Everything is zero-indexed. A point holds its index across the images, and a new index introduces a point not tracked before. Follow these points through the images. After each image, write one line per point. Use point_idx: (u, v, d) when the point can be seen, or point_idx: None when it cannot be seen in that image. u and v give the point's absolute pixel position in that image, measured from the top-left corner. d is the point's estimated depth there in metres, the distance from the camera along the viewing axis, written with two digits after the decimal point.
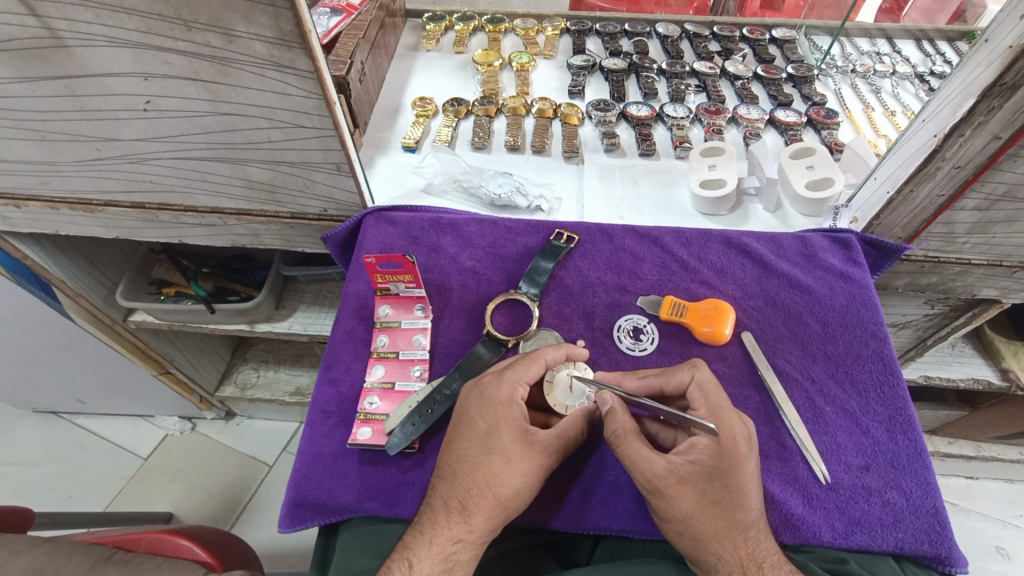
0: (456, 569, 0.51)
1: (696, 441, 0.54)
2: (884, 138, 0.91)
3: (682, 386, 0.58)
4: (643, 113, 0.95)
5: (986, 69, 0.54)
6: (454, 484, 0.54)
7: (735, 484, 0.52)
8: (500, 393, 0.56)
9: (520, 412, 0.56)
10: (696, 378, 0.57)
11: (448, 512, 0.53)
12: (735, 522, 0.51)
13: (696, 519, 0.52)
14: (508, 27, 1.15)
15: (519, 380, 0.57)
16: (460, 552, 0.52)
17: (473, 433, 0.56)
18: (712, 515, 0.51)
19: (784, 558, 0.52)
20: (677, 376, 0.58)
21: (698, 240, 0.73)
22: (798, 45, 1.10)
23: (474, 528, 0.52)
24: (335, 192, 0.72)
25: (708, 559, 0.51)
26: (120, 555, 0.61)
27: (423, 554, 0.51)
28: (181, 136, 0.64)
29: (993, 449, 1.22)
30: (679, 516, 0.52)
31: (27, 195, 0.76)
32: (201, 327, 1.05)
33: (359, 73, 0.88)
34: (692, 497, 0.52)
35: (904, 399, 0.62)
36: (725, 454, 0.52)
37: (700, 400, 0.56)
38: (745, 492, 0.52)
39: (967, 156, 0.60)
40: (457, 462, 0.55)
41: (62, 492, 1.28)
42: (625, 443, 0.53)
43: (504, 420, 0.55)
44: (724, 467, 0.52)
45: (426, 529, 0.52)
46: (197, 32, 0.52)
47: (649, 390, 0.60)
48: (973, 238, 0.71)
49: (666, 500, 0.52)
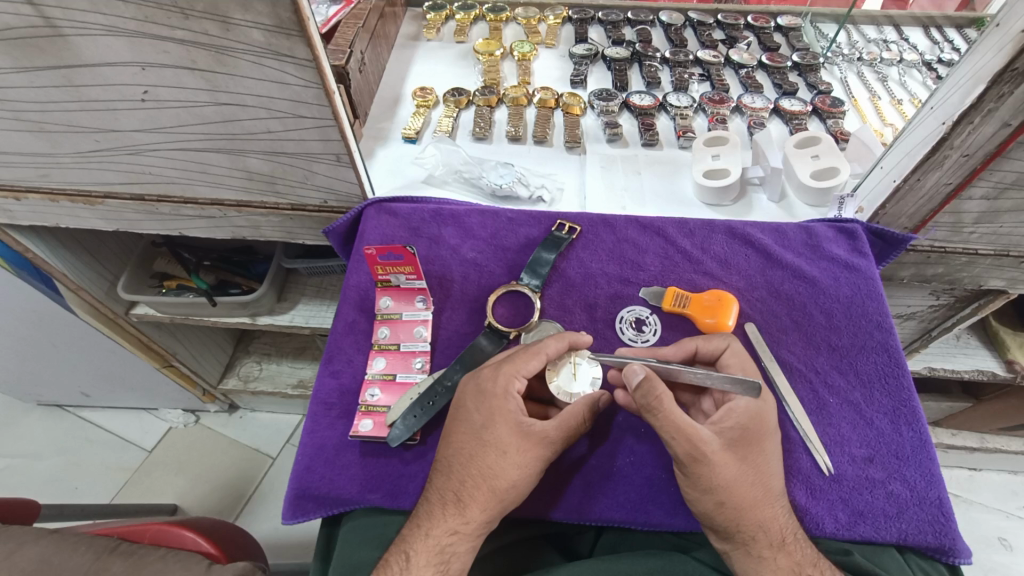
0: (453, 560, 0.52)
1: (733, 406, 0.54)
2: (890, 127, 0.90)
3: (716, 352, 0.60)
4: (646, 102, 0.94)
5: (997, 54, 0.53)
6: (451, 476, 0.54)
7: (769, 450, 0.54)
8: (497, 385, 0.56)
9: (517, 405, 0.55)
10: (732, 345, 0.60)
11: (444, 504, 0.53)
12: (769, 490, 0.53)
13: (738, 487, 0.51)
14: (509, 16, 1.14)
15: (518, 374, 0.57)
16: (457, 544, 0.52)
17: (469, 426, 0.55)
18: (752, 482, 0.52)
19: (801, 538, 0.52)
20: (714, 342, 0.60)
21: (701, 230, 0.72)
22: (804, 32, 1.08)
23: (471, 519, 0.52)
24: (336, 184, 0.71)
25: (749, 529, 0.51)
26: (124, 546, 0.61)
27: (420, 547, 0.51)
28: (179, 127, 0.64)
29: (997, 441, 1.21)
30: (721, 486, 0.51)
31: (26, 187, 0.76)
32: (202, 320, 1.05)
33: (358, 63, 0.87)
34: (734, 465, 0.51)
35: (909, 390, 0.62)
36: (761, 420, 0.54)
37: (735, 364, 0.59)
38: (772, 459, 0.54)
39: (976, 144, 0.59)
40: (455, 453, 0.55)
41: (67, 484, 1.29)
42: (673, 410, 0.50)
43: (500, 413, 0.55)
44: (761, 432, 0.54)
45: (424, 521, 0.53)
46: (194, 20, 0.52)
47: (683, 356, 0.61)
48: (981, 228, 0.70)
49: (712, 467, 0.50)
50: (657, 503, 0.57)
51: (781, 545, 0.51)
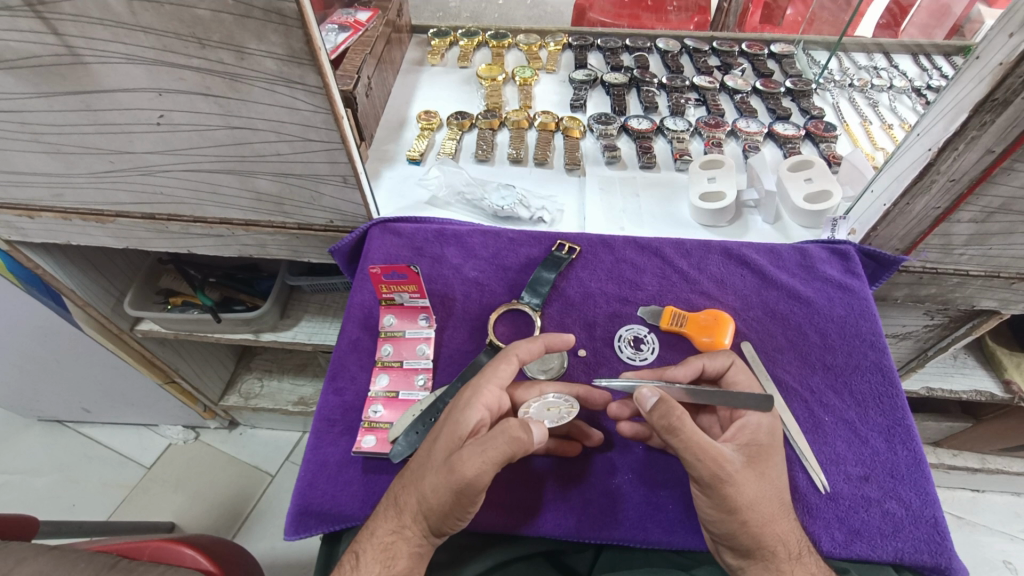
0: (398, 560, 0.51)
1: (745, 423, 0.56)
2: (882, 151, 0.92)
3: (724, 368, 0.61)
4: (644, 126, 0.96)
5: (978, 85, 0.55)
6: (401, 478, 0.54)
7: (781, 462, 0.55)
8: (464, 395, 0.55)
9: (465, 417, 0.53)
10: (737, 361, 0.61)
11: (388, 504, 0.53)
12: (784, 503, 0.54)
13: (760, 504, 0.51)
14: (511, 43, 1.17)
15: (489, 386, 0.55)
16: (396, 544, 0.52)
17: (431, 433, 0.55)
18: (770, 498, 0.52)
19: (815, 553, 0.54)
20: (721, 358, 0.61)
21: (698, 251, 0.74)
22: (796, 59, 1.12)
23: (404, 523, 0.52)
24: (342, 205, 0.74)
25: (769, 546, 0.51)
26: (124, 563, 0.62)
27: (367, 545, 0.52)
28: (192, 149, 0.66)
29: (998, 462, 1.21)
30: (745, 505, 0.51)
31: (40, 206, 0.78)
32: (206, 336, 1.06)
33: (365, 87, 0.90)
34: (754, 482, 0.52)
35: (903, 409, 0.63)
36: (771, 434, 0.56)
37: (744, 381, 0.60)
38: (784, 471, 0.55)
39: (962, 169, 0.61)
40: (414, 459, 0.55)
41: (66, 500, 1.29)
42: (694, 431, 0.50)
43: (447, 423, 0.53)
44: (772, 446, 0.55)
45: (372, 521, 0.54)
46: (210, 50, 0.54)
47: (693, 375, 0.61)
48: (970, 250, 0.72)
49: (735, 487, 0.50)
50: (655, 520, 0.58)
51: (799, 558, 0.52)
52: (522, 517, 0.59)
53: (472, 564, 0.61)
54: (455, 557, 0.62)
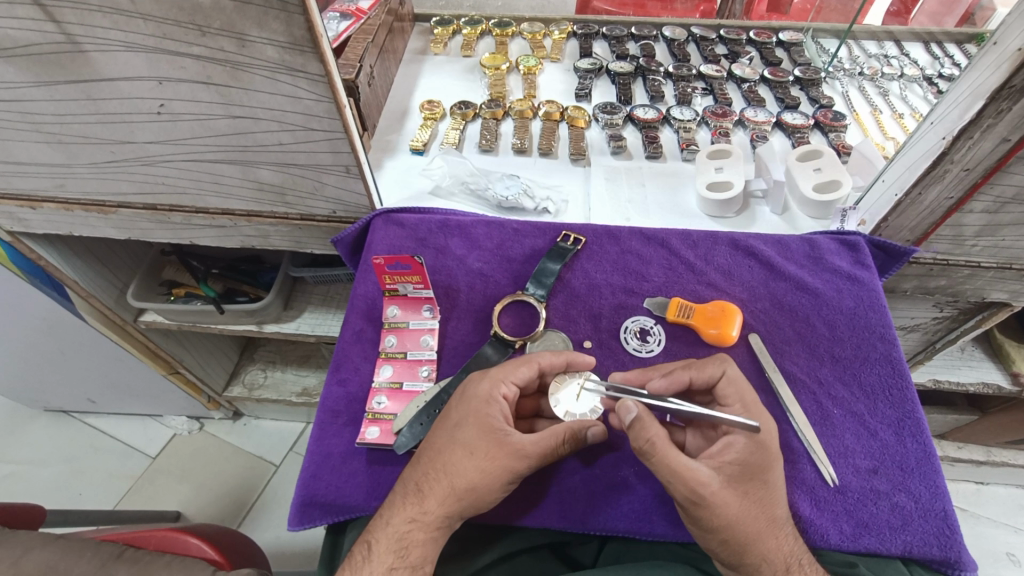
0: (412, 550, 0.51)
1: (732, 441, 0.54)
2: (892, 140, 0.91)
3: (712, 379, 0.59)
4: (650, 115, 0.95)
5: (995, 71, 0.54)
6: (416, 467, 0.54)
7: (773, 480, 0.53)
8: (481, 389, 0.56)
9: (499, 412, 0.55)
10: (727, 372, 0.58)
11: (405, 492, 0.53)
12: (774, 518, 0.52)
13: (741, 523, 0.50)
14: (514, 31, 1.15)
15: (506, 380, 0.57)
16: (414, 532, 0.52)
17: (446, 422, 0.56)
18: (755, 517, 0.51)
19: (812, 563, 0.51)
20: (708, 369, 0.59)
21: (704, 242, 0.73)
22: (805, 48, 1.10)
23: (428, 510, 0.52)
24: (344, 195, 0.73)
25: (753, 561, 0.50)
26: (130, 553, 0.61)
27: (380, 535, 0.52)
28: (193, 139, 0.65)
29: (1004, 454, 1.21)
30: (725, 525, 0.50)
31: (42, 197, 0.77)
32: (210, 327, 1.06)
33: (368, 76, 0.89)
34: (736, 502, 0.51)
35: (913, 402, 0.62)
36: (761, 453, 0.53)
37: (732, 395, 0.57)
38: (777, 488, 0.53)
39: (976, 159, 0.59)
40: (427, 449, 0.55)
41: (72, 490, 1.29)
42: (664, 453, 0.50)
43: (478, 416, 0.54)
44: (761, 465, 0.53)
45: (386, 510, 0.53)
46: (210, 37, 0.53)
47: (677, 386, 0.59)
48: (982, 241, 0.70)
49: (711, 509, 0.50)
50: (660, 513, 0.58)
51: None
52: (526, 510, 0.58)
53: (477, 557, 0.61)
54: (460, 549, 0.62)
